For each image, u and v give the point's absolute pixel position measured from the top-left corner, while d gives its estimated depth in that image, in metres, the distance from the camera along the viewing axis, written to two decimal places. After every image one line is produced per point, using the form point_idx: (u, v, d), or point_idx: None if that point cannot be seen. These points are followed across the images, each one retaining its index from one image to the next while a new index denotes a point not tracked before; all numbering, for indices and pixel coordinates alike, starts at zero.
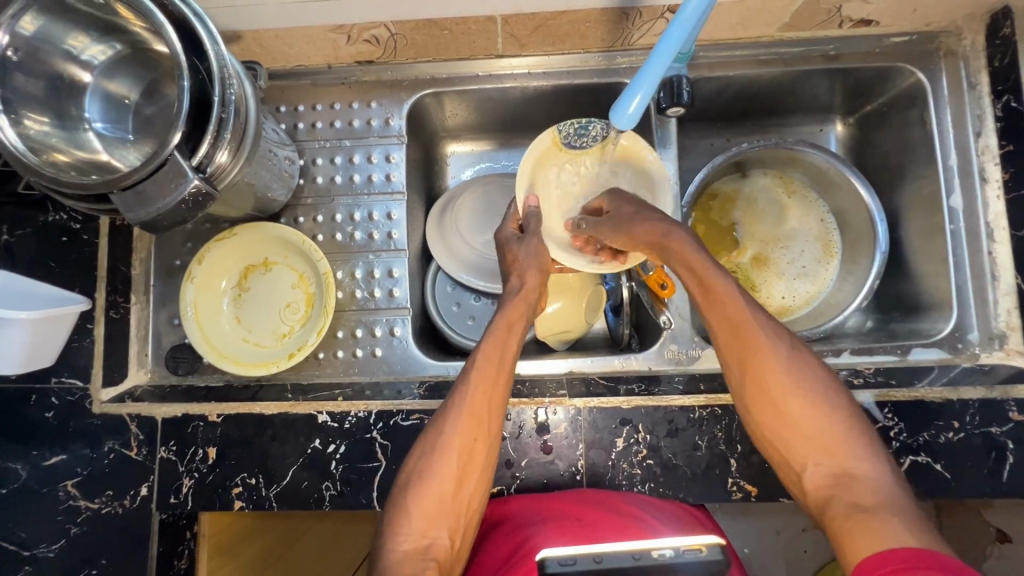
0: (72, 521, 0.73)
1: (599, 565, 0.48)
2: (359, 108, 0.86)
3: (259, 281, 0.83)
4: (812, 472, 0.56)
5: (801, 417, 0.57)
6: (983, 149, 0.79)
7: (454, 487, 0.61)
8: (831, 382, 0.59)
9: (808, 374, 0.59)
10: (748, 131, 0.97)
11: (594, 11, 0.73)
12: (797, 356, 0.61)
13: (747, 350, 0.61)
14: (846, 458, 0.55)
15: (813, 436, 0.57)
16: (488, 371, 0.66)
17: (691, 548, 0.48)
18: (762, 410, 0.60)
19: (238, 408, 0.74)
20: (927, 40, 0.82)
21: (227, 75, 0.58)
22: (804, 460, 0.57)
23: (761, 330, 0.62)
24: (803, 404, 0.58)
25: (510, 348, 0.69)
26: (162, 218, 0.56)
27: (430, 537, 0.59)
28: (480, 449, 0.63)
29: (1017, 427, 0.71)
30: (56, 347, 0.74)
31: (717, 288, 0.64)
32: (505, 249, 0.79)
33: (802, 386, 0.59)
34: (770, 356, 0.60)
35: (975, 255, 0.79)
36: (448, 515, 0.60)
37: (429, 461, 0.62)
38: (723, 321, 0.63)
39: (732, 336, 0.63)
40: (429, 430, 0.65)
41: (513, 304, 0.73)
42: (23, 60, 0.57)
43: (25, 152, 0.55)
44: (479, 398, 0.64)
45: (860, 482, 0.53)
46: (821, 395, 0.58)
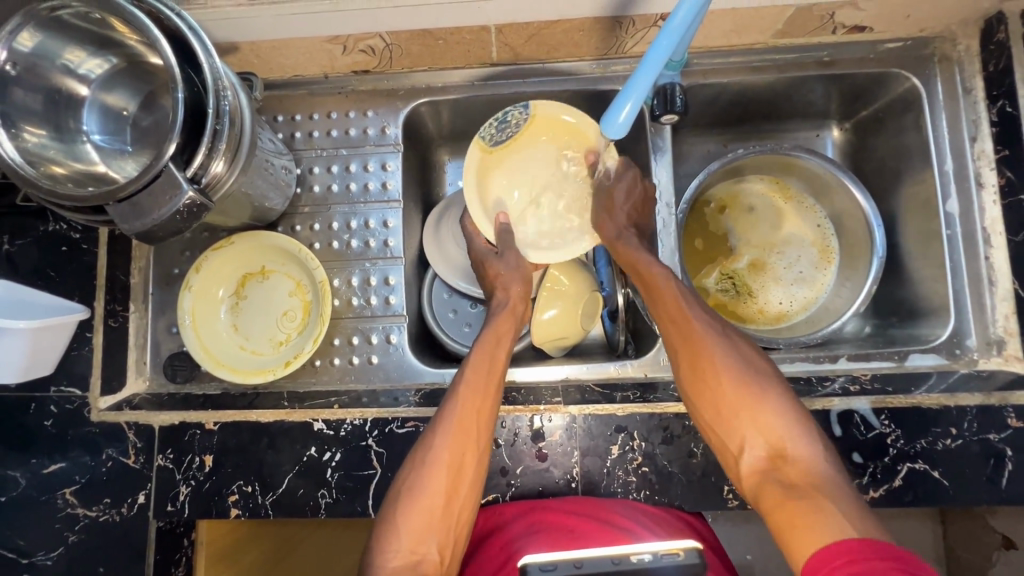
0: (70, 529, 0.74)
1: (579, 571, 0.51)
2: (356, 117, 0.87)
3: (256, 288, 0.84)
4: (750, 459, 0.59)
5: (739, 409, 0.61)
6: (979, 155, 0.79)
7: (444, 500, 0.61)
8: (768, 371, 0.64)
9: (749, 368, 0.63)
10: (745, 138, 0.97)
11: (586, 20, 0.73)
12: (733, 350, 0.65)
13: (689, 350, 0.66)
14: (781, 443, 0.58)
15: (750, 426, 0.60)
16: (477, 383, 0.67)
17: (669, 553, 0.52)
18: (704, 406, 0.64)
19: (235, 416, 0.75)
20: (922, 46, 0.82)
21: (221, 87, 0.58)
22: (741, 451, 0.60)
23: (698, 326, 0.67)
24: (741, 391, 0.62)
25: (497, 363, 0.69)
26: (158, 229, 0.57)
27: (420, 553, 0.59)
28: (469, 463, 0.63)
29: (1016, 434, 0.70)
30: (55, 356, 0.75)
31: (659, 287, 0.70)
32: (483, 266, 0.80)
33: (737, 379, 0.63)
34: (710, 346, 0.65)
35: (972, 260, 0.79)
36: (436, 530, 0.60)
37: (418, 473, 0.62)
38: (667, 317, 0.69)
39: (677, 335, 0.68)
40: (418, 445, 0.65)
41: (501, 319, 0.75)
42: (21, 74, 0.58)
43: (21, 163, 0.56)
44: (468, 409, 0.65)
45: (792, 461, 0.57)
46: (757, 382, 0.62)
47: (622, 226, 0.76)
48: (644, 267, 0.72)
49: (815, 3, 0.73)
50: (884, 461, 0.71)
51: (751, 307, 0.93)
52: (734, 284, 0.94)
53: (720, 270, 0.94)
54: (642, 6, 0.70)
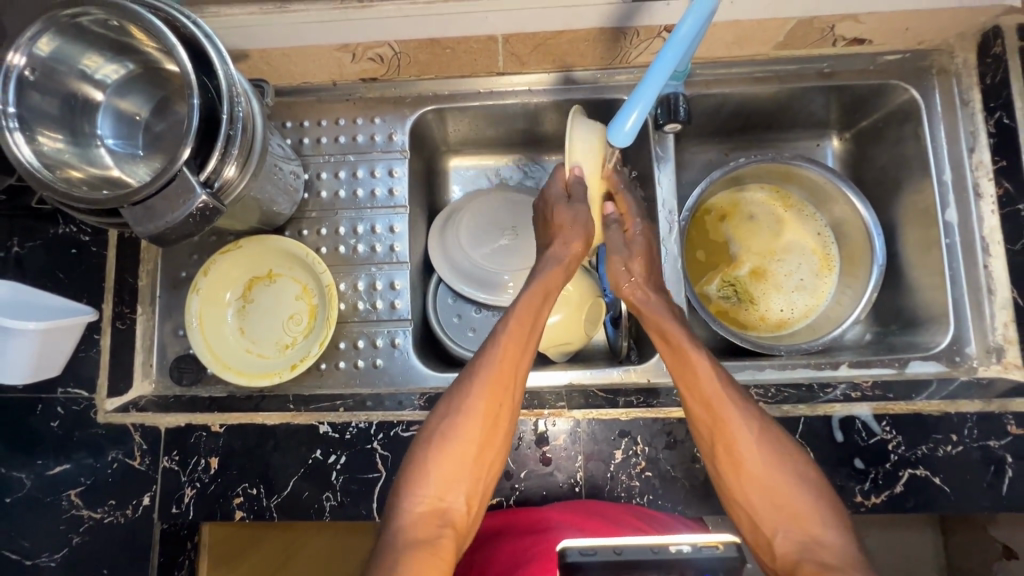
0: (74, 531, 0.74)
1: (619, 556, 0.51)
2: (363, 124, 0.88)
3: (263, 292, 0.84)
4: (782, 539, 0.62)
5: (771, 487, 0.64)
6: (977, 165, 0.80)
7: (477, 450, 0.65)
8: (797, 454, 0.66)
9: (783, 450, 0.65)
10: (747, 147, 0.99)
11: (591, 31, 0.74)
12: (767, 432, 0.66)
13: (722, 429, 0.66)
14: (812, 527, 0.61)
15: (781, 507, 0.63)
16: (512, 349, 0.69)
17: (708, 545, 0.51)
18: (735, 483, 0.65)
19: (241, 418, 0.75)
20: (920, 58, 0.83)
21: (235, 93, 0.60)
22: (773, 530, 0.63)
23: (732, 406, 0.67)
24: (772, 471, 0.64)
25: (536, 326, 0.72)
26: (170, 232, 0.58)
27: (447, 501, 0.63)
28: (504, 416, 0.67)
29: (1016, 441, 0.71)
30: (63, 357, 0.75)
31: (689, 361, 0.70)
32: (550, 207, 0.79)
33: (769, 460, 0.65)
34: (740, 426, 0.66)
35: (971, 269, 0.80)
36: (465, 481, 0.64)
37: (453, 420, 0.65)
38: (697, 393, 0.69)
39: (704, 411, 0.68)
40: (451, 391, 0.68)
41: (551, 273, 0.76)
42: (40, 79, 0.59)
43: (38, 167, 0.57)
44: (505, 362, 0.68)
45: (824, 544, 0.59)
46: (785, 465, 0.65)
47: (651, 295, 0.78)
48: (674, 337, 0.73)
49: (816, 16, 0.74)
50: (885, 467, 0.72)
51: (753, 314, 0.94)
52: (736, 291, 0.95)
53: (722, 277, 0.95)
54: (646, 18, 0.71)
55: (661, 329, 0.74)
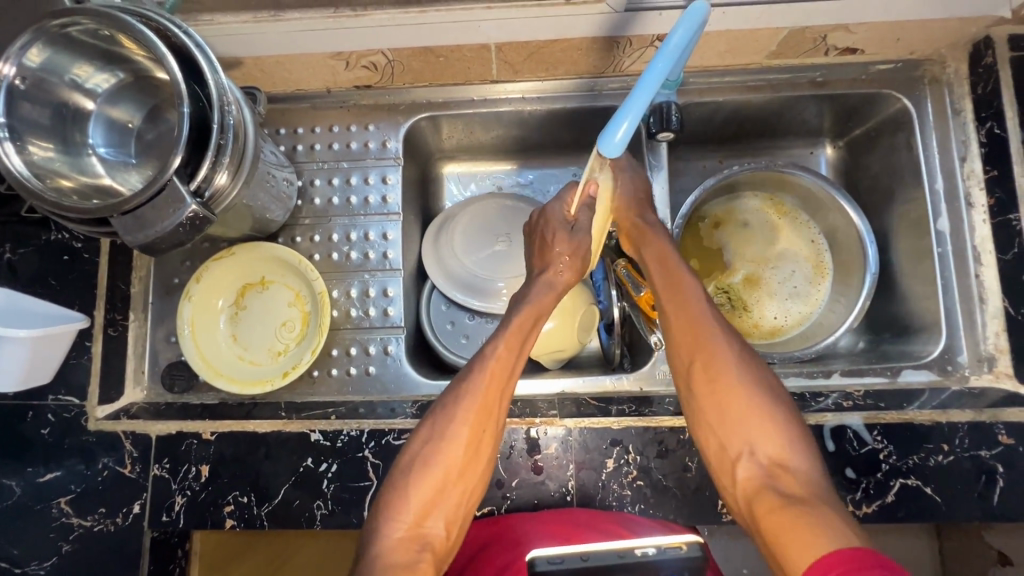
0: (64, 539, 0.74)
1: (585, 562, 0.58)
2: (357, 131, 0.88)
3: (256, 299, 0.84)
4: (745, 462, 0.62)
5: (744, 411, 0.63)
6: (968, 174, 0.80)
7: (460, 476, 0.63)
8: (777, 387, 0.65)
9: (761, 380, 0.65)
10: (741, 154, 0.99)
11: (584, 40, 0.75)
12: (751, 361, 0.66)
13: (704, 349, 0.67)
14: (782, 453, 0.61)
15: (752, 429, 0.63)
16: (499, 367, 0.67)
17: (673, 546, 0.58)
18: (707, 401, 0.66)
19: (232, 426, 0.75)
20: (912, 68, 0.84)
21: (226, 102, 0.60)
22: (739, 452, 0.62)
23: (717, 331, 0.68)
24: (749, 397, 0.64)
25: (524, 345, 0.71)
26: (160, 241, 0.58)
27: (426, 527, 0.61)
28: (486, 443, 0.65)
29: (1007, 450, 0.71)
30: (53, 365, 0.75)
31: (679, 282, 0.71)
32: (549, 227, 0.79)
33: (747, 383, 0.65)
34: (723, 352, 0.66)
35: (963, 278, 0.80)
36: (446, 505, 0.62)
37: (435, 448, 0.63)
38: (682, 316, 0.70)
39: (685, 332, 0.69)
40: (433, 418, 0.66)
41: (540, 296, 0.75)
42: (30, 89, 0.59)
43: (28, 177, 0.57)
44: (491, 389, 0.66)
45: (791, 471, 0.59)
46: (765, 393, 0.64)
47: (648, 227, 0.78)
48: (668, 265, 0.73)
49: (807, 26, 0.74)
50: (877, 477, 0.72)
51: (746, 321, 0.94)
52: (730, 298, 0.95)
53: (715, 285, 0.95)
54: (638, 27, 0.72)
55: (658, 252, 0.75)
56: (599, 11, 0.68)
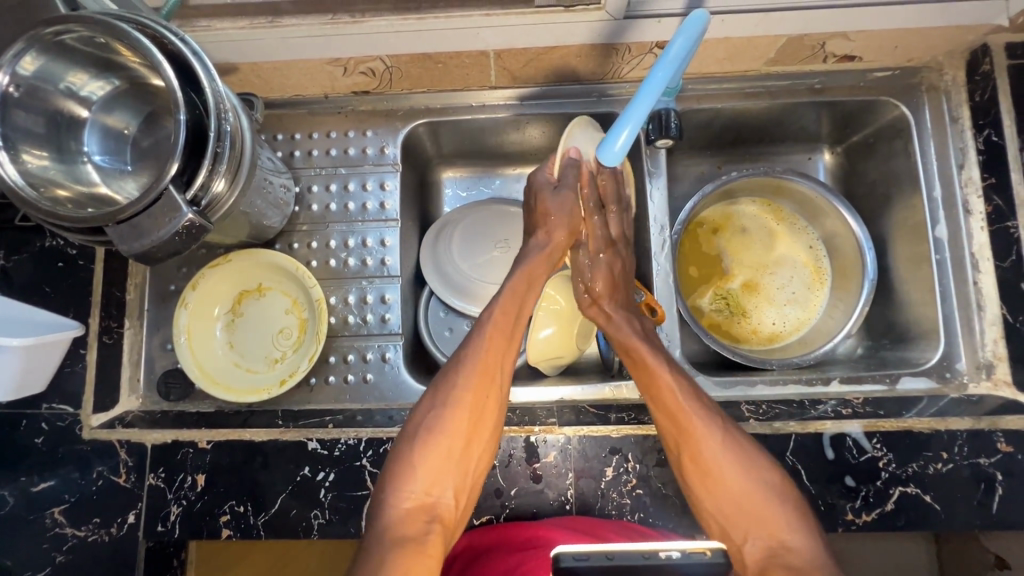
0: (58, 549, 0.73)
1: (612, 562, 0.50)
2: (355, 137, 0.88)
3: (253, 306, 0.84)
4: (752, 546, 0.62)
5: (741, 495, 0.64)
6: (966, 181, 0.81)
7: (464, 443, 0.65)
8: (765, 460, 0.66)
9: (747, 456, 0.65)
10: (739, 160, 0.99)
11: (582, 47, 0.74)
12: (734, 437, 0.66)
13: (689, 441, 0.66)
14: (783, 533, 0.61)
15: (749, 514, 0.63)
16: (500, 335, 0.71)
17: (697, 551, 0.51)
18: (704, 490, 0.65)
19: (228, 435, 0.74)
20: (909, 75, 0.84)
21: (223, 109, 0.59)
22: (743, 540, 0.63)
23: (697, 414, 0.67)
24: (741, 481, 0.64)
25: (523, 312, 0.74)
26: (155, 250, 0.57)
27: (433, 497, 0.63)
28: (490, 410, 0.67)
29: (1006, 458, 0.71)
30: (47, 373, 0.74)
31: (654, 370, 0.71)
32: (538, 194, 0.80)
33: (736, 464, 0.65)
34: (706, 442, 0.66)
35: (960, 285, 0.80)
36: (451, 475, 0.64)
37: (438, 416, 0.66)
38: (667, 405, 0.69)
39: (670, 422, 0.68)
40: (437, 387, 0.68)
41: (535, 260, 0.76)
42: (23, 97, 0.58)
43: (23, 185, 0.56)
44: (489, 357, 0.69)
45: (793, 550, 0.60)
46: (753, 472, 0.64)
47: (616, 313, 0.78)
48: (638, 353, 0.73)
49: (806, 34, 0.74)
50: (876, 485, 0.72)
51: (745, 328, 0.94)
52: (729, 305, 0.95)
53: (714, 291, 0.95)
54: (637, 34, 0.72)
55: (627, 340, 0.75)
56: (598, 18, 0.68)
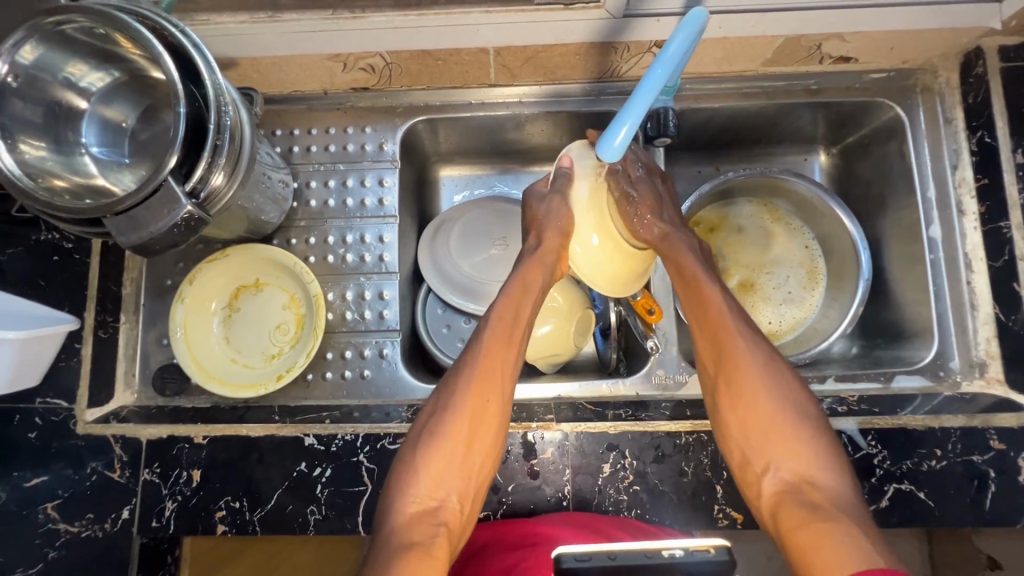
0: (50, 545, 0.72)
1: (613, 561, 0.51)
2: (354, 133, 0.88)
3: (249, 301, 0.83)
4: (771, 478, 0.63)
5: (766, 427, 0.64)
6: (960, 182, 0.81)
7: (466, 447, 0.64)
8: (802, 395, 0.66)
9: (781, 386, 0.66)
10: (736, 159, 1.00)
11: (582, 45, 0.75)
12: (774, 365, 0.67)
13: (727, 360, 0.68)
14: (807, 469, 0.61)
15: (776, 445, 0.63)
16: (502, 333, 0.70)
17: (699, 549, 0.51)
18: (735, 423, 0.66)
19: (225, 430, 0.74)
20: (904, 77, 0.85)
21: (223, 102, 0.59)
22: (766, 470, 0.63)
23: (739, 340, 0.68)
24: (774, 410, 0.65)
25: (524, 311, 0.72)
26: (153, 242, 0.57)
27: (437, 499, 0.62)
28: (492, 412, 0.66)
29: (998, 456, 0.72)
30: (42, 368, 0.74)
31: (703, 293, 0.70)
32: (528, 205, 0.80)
33: (767, 394, 0.65)
34: (744, 363, 0.67)
35: (954, 285, 0.81)
36: (455, 478, 0.63)
37: (441, 418, 0.65)
38: (708, 327, 0.70)
39: (712, 339, 0.69)
40: (442, 388, 0.68)
41: (530, 267, 0.74)
42: (21, 87, 0.58)
43: (20, 175, 0.56)
44: (491, 358, 0.68)
45: (818, 488, 0.60)
46: (786, 400, 0.65)
47: (667, 227, 0.75)
48: (690, 274, 0.72)
49: (803, 35, 0.75)
50: (871, 482, 0.72)
51: None
52: None
53: None
54: (635, 34, 0.72)
55: (679, 263, 0.73)
56: (598, 16, 0.68)
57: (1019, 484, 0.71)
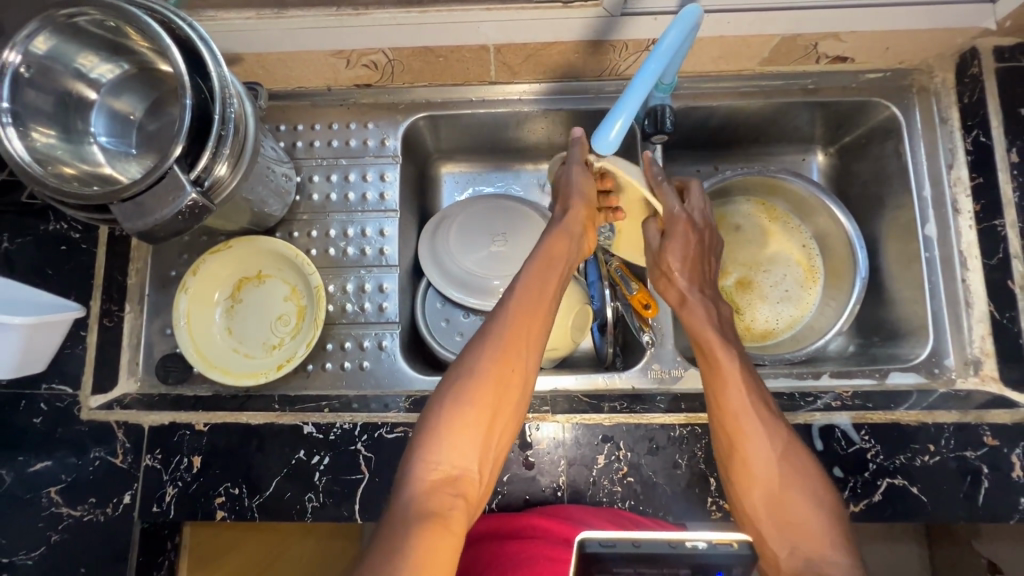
0: (53, 528, 0.73)
1: (638, 548, 0.52)
2: (356, 129, 0.89)
3: (252, 292, 0.85)
4: (785, 555, 0.58)
5: (777, 498, 0.61)
6: (955, 181, 0.82)
7: (490, 416, 0.62)
8: (817, 471, 0.63)
9: (791, 453, 0.63)
10: (734, 159, 1.01)
11: (580, 43, 0.76)
12: (790, 442, 0.64)
13: (741, 437, 0.64)
14: (821, 547, 0.57)
15: (787, 517, 0.60)
16: (528, 303, 0.68)
17: (724, 542, 0.52)
18: (747, 495, 0.63)
19: (225, 417, 0.75)
20: (900, 77, 0.86)
21: (228, 94, 0.61)
22: (780, 546, 0.59)
23: (755, 415, 0.65)
24: (788, 481, 0.61)
25: (550, 281, 0.72)
26: (158, 228, 0.58)
27: (459, 469, 0.60)
28: (516, 383, 0.64)
29: (992, 451, 0.72)
30: (48, 354, 0.75)
31: (719, 362, 0.69)
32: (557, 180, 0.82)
33: (780, 467, 0.62)
34: (757, 434, 0.64)
35: (949, 283, 0.82)
36: (478, 448, 0.61)
37: (465, 384, 0.63)
38: (722, 402, 0.66)
39: (726, 415, 0.66)
40: (465, 354, 0.66)
41: (556, 238, 0.75)
42: (34, 76, 0.60)
43: (29, 161, 0.58)
44: (517, 329, 0.66)
45: (831, 565, 0.56)
46: (801, 477, 0.62)
47: (688, 290, 0.76)
48: (708, 345, 0.71)
49: (799, 34, 0.76)
50: (864, 476, 0.73)
51: (738, 323, 0.95)
52: None
53: None
54: (632, 32, 0.73)
55: (699, 331, 0.73)
56: (595, 14, 0.70)
57: (1012, 480, 0.71)
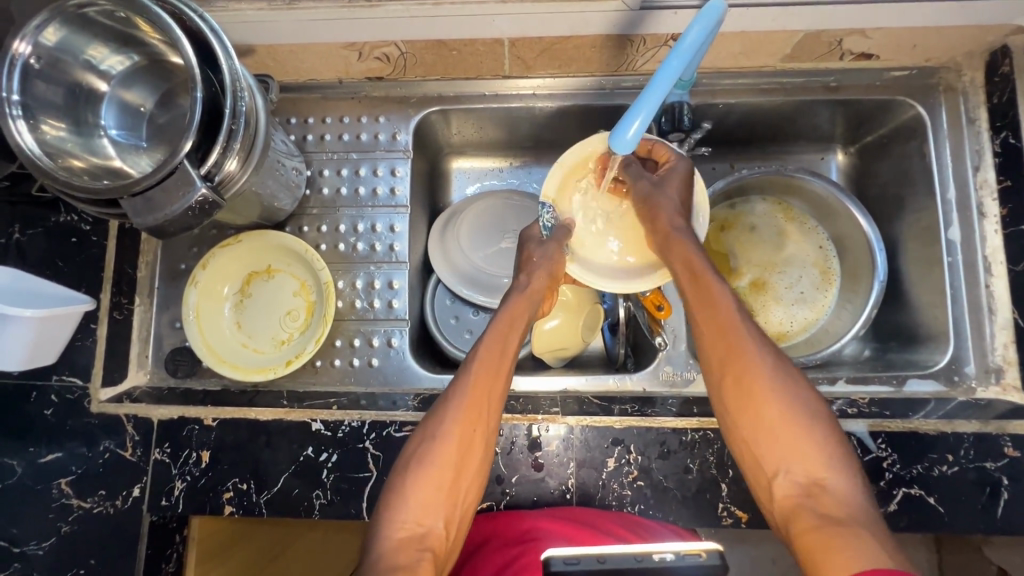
0: (63, 520, 0.74)
1: (602, 565, 0.51)
2: (368, 123, 0.88)
3: (261, 287, 0.84)
4: (783, 480, 0.58)
5: (780, 426, 0.59)
6: (982, 184, 0.80)
7: (454, 474, 0.61)
8: (813, 394, 0.61)
9: (793, 386, 0.61)
10: (751, 157, 0.99)
11: (598, 37, 0.74)
12: (784, 365, 0.62)
13: (736, 363, 0.62)
14: (820, 474, 0.57)
15: (789, 447, 0.58)
16: (491, 363, 0.67)
17: (691, 552, 0.51)
18: (744, 427, 0.61)
19: (234, 412, 0.75)
20: (927, 75, 0.83)
21: (238, 87, 0.60)
22: (775, 470, 0.59)
23: (746, 338, 0.63)
24: (787, 413, 0.60)
25: (511, 341, 0.70)
26: (167, 224, 0.58)
27: (425, 526, 0.59)
28: (480, 440, 0.63)
29: (1012, 463, 0.70)
30: (58, 346, 0.75)
31: (709, 287, 0.66)
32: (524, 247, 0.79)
33: (778, 394, 0.60)
34: (750, 360, 0.62)
35: (972, 288, 0.80)
36: (444, 505, 0.60)
37: (428, 447, 0.62)
38: (716, 322, 0.65)
39: (719, 343, 0.64)
40: (429, 415, 0.65)
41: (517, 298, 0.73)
42: (44, 68, 0.59)
43: (39, 155, 0.57)
44: (479, 390, 0.65)
45: (829, 492, 0.56)
46: (800, 403, 0.60)
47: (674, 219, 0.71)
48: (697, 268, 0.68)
49: (823, 30, 0.74)
50: (880, 485, 0.71)
51: None
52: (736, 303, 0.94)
53: None
54: (652, 26, 0.71)
55: (683, 253, 0.69)
56: (615, 8, 0.67)
57: None
